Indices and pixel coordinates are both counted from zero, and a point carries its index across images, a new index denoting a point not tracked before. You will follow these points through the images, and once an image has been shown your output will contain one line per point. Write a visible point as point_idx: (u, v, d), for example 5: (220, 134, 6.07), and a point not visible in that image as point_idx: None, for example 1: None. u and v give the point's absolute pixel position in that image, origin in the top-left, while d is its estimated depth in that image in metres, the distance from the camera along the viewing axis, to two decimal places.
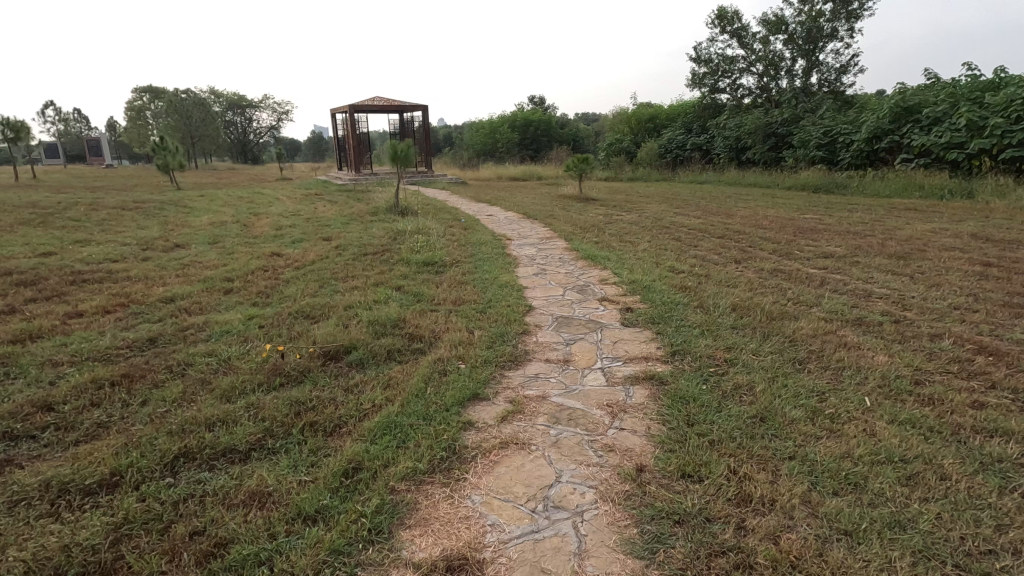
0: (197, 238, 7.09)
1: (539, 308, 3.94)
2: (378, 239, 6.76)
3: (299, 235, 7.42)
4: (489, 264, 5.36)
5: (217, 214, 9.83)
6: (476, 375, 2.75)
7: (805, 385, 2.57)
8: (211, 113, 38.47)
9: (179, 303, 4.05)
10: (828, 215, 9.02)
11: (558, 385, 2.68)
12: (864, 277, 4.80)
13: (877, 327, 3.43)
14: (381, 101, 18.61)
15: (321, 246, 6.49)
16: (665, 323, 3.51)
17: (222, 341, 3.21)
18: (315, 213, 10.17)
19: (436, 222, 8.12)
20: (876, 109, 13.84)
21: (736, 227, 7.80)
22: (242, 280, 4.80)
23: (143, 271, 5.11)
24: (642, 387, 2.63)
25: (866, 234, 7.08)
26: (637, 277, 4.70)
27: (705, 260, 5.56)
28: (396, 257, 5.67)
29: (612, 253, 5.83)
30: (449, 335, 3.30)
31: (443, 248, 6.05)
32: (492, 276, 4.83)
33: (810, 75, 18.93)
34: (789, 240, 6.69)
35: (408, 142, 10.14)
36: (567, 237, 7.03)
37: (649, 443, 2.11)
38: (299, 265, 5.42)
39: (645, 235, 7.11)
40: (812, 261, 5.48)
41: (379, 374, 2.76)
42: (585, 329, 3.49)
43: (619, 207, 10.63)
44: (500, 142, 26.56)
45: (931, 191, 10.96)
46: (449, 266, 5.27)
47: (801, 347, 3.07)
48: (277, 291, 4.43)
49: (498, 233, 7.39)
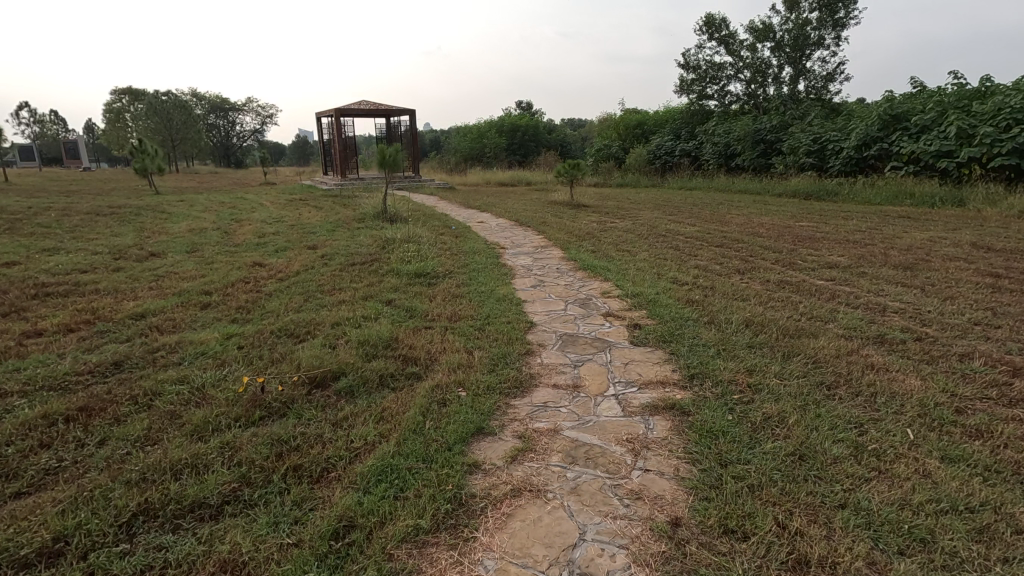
0: (174, 246, 6.74)
1: (541, 325, 3.69)
2: (366, 248, 6.47)
3: (283, 243, 7.10)
4: (484, 275, 5.10)
5: (197, 221, 9.46)
6: (479, 404, 2.48)
7: (841, 415, 2.34)
8: (193, 116, 37.81)
9: (150, 320, 3.72)
10: (823, 223, 8.91)
11: (569, 416, 2.42)
12: (874, 289, 4.63)
13: (901, 346, 3.24)
14: (368, 105, 18.31)
15: (306, 256, 6.17)
16: (678, 342, 3.27)
17: (195, 365, 2.91)
18: (300, 219, 9.84)
19: (426, 229, 7.84)
20: (865, 116, 13.87)
21: (733, 235, 7.64)
22: (220, 293, 4.49)
23: (114, 283, 4.77)
24: (663, 418, 2.39)
25: (865, 243, 6.96)
26: (641, 289, 4.48)
27: (708, 271, 5.36)
28: (386, 267, 5.38)
29: (611, 263, 5.61)
30: (446, 357, 3.04)
31: (435, 258, 5.77)
32: (488, 288, 4.58)
33: (797, 83, 19.00)
34: (789, 249, 6.53)
35: (396, 146, 9.87)
36: (562, 246, 6.80)
37: (681, 488, 1.87)
38: (282, 276, 5.12)
39: (642, 244, 6.90)
40: (817, 272, 5.31)
41: (371, 404, 2.49)
42: (592, 349, 3.25)
43: (612, 214, 10.44)
44: (488, 147, 26.35)
45: (922, 199, 10.95)
46: (442, 277, 5.00)
47: (827, 370, 2.85)
48: (259, 306, 4.12)
49: (491, 241, 7.14)
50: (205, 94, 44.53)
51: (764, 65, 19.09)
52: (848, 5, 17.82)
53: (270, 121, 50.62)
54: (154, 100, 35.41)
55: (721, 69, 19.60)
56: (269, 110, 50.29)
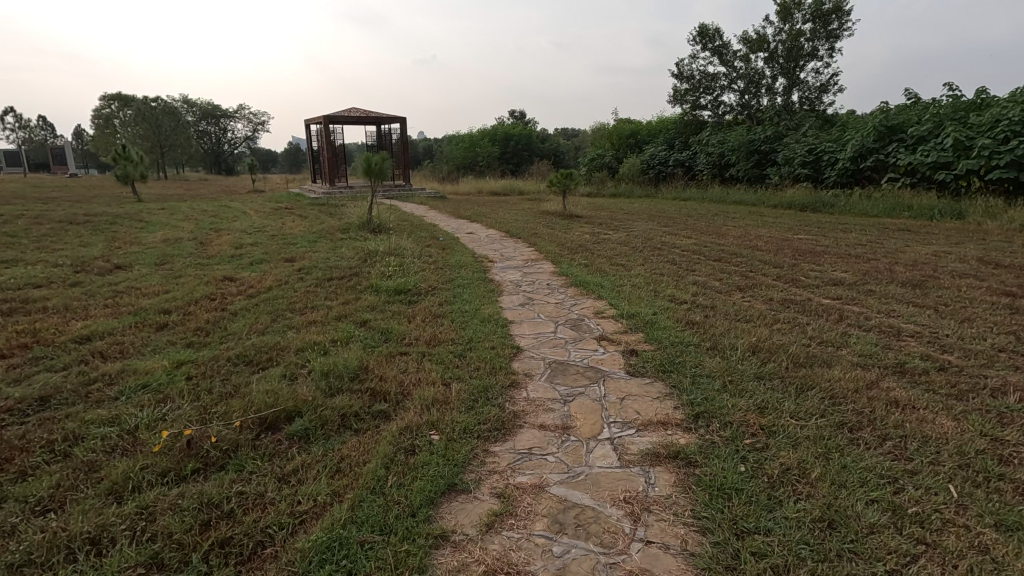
0: (143, 258, 6.36)
1: (528, 351, 3.36)
2: (347, 261, 6.14)
3: (260, 255, 6.73)
4: (470, 292, 4.76)
5: (174, 230, 9.07)
6: (452, 453, 2.14)
7: (871, 467, 2.03)
8: (183, 123, 37.40)
9: (95, 344, 3.36)
10: (823, 236, 8.67)
11: (558, 468, 2.08)
12: (884, 309, 4.35)
13: (924, 377, 2.94)
14: (358, 113, 18.00)
15: (283, 270, 5.82)
16: (679, 372, 2.95)
17: (132, 400, 2.56)
18: (282, 229, 9.47)
19: (412, 241, 7.50)
20: (860, 127, 13.74)
21: (732, 248, 7.34)
22: (181, 312, 4.13)
23: (66, 300, 4.39)
24: (665, 469, 2.07)
25: (868, 258, 6.70)
26: (637, 309, 4.17)
27: (707, 288, 5.06)
28: (365, 283, 5.05)
29: (605, 279, 5.31)
30: (421, 391, 2.70)
31: (418, 273, 5.43)
32: (473, 307, 4.25)
33: (791, 94, 18.92)
34: (791, 264, 6.25)
35: (383, 154, 9.55)
36: (553, 259, 6.48)
37: (690, 569, 1.55)
38: (252, 293, 4.76)
39: (637, 258, 6.59)
40: (822, 289, 5.03)
41: (328, 451, 2.14)
42: (585, 380, 2.92)
43: (606, 225, 10.14)
44: (481, 156, 26.11)
45: (920, 212, 10.75)
46: (424, 295, 4.66)
47: (848, 408, 2.54)
48: (221, 326, 3.77)
49: (480, 254, 6.82)
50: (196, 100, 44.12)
51: (758, 76, 19.00)
52: (841, 17, 17.80)
53: (262, 128, 50.25)
54: (144, 106, 34.96)
55: (715, 79, 19.50)
56: (260, 117, 49.91)
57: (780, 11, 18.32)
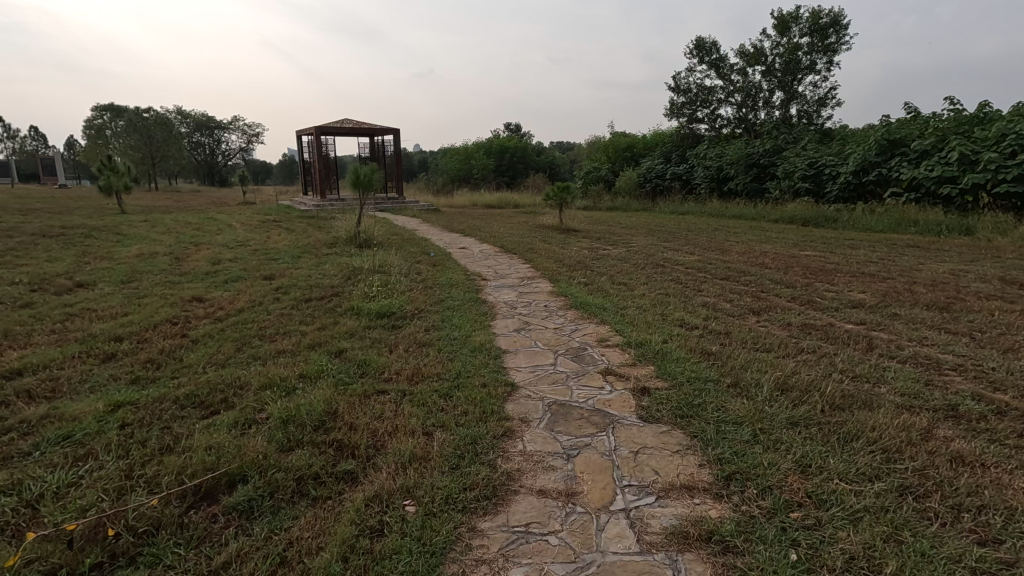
0: (110, 276, 5.91)
1: (524, 389, 2.93)
2: (329, 280, 5.71)
3: (237, 272, 6.29)
4: (460, 316, 4.34)
5: (150, 244, 8.60)
6: (431, 535, 1.71)
7: (959, 558, 1.61)
8: (175, 134, 37.03)
9: (24, 380, 2.91)
10: (830, 252, 8.34)
11: (564, 556, 1.65)
12: (915, 336, 3.97)
13: (983, 424, 2.53)
14: (350, 124, 17.65)
15: (259, 289, 5.37)
16: (701, 419, 2.53)
17: (46, 458, 2.11)
18: (266, 243, 9.03)
19: (400, 257, 7.10)
20: (862, 141, 13.51)
21: (738, 266, 6.97)
22: (135, 339, 3.69)
23: (9, 325, 3.94)
24: (696, 557, 1.64)
25: (884, 276, 6.34)
26: (645, 336, 3.76)
27: (718, 311, 4.67)
28: (346, 304, 4.62)
29: (607, 300, 4.90)
30: (396, 444, 2.26)
31: (406, 294, 5.01)
32: (463, 334, 3.83)
33: (789, 108, 18.76)
34: (804, 283, 5.89)
35: (372, 166, 9.15)
36: (551, 277, 6.07)
37: None
38: (220, 316, 4.32)
39: (639, 276, 6.20)
40: (843, 313, 4.65)
41: (275, 532, 1.71)
42: (591, 427, 2.50)
43: (604, 240, 9.76)
44: (476, 168, 25.83)
45: (927, 227, 10.44)
46: (409, 318, 4.24)
47: (908, 467, 2.12)
48: (177, 357, 3.33)
49: (472, 272, 6.42)
50: (190, 112, 43.84)
51: (755, 89, 18.85)
52: (839, 31, 17.71)
53: (256, 140, 49.97)
54: (135, 117, 34.53)
55: (712, 92, 19.32)
56: (255, 129, 49.64)
57: (777, 25, 18.23)
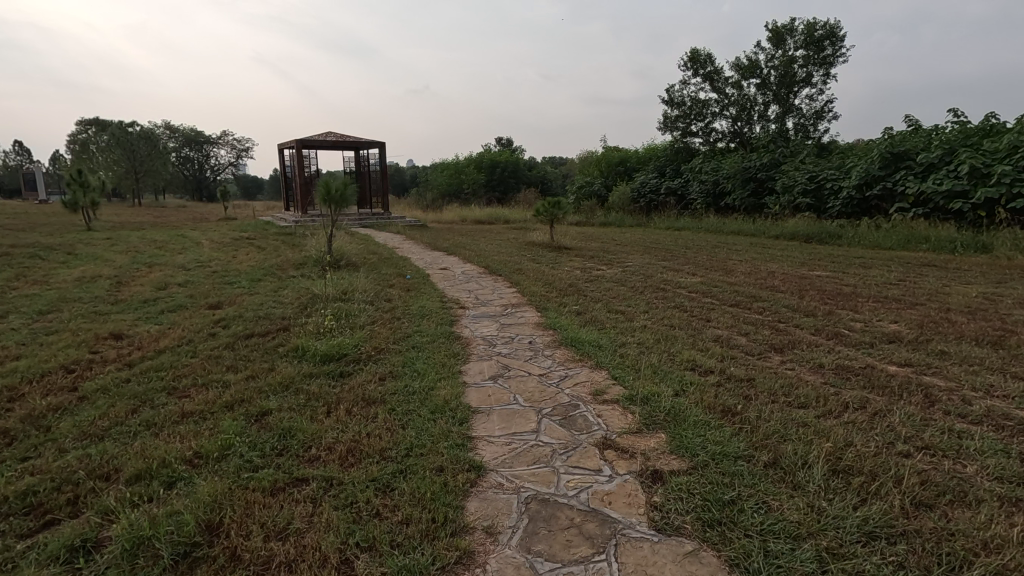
0: (29, 305, 5.12)
1: (494, 475, 2.19)
2: (283, 309, 4.96)
3: (180, 299, 5.51)
4: (425, 359, 3.58)
5: (98, 266, 7.79)
6: None
7: None
8: (160, 149, 36.24)
9: None
10: (843, 273, 7.68)
11: None
12: (979, 383, 3.25)
13: None
14: (333, 137, 16.98)
15: (195, 322, 4.59)
16: (738, 532, 1.80)
17: None
18: (228, 263, 8.23)
19: (371, 280, 6.35)
20: (864, 154, 12.96)
21: (747, 290, 6.26)
22: (5, 396, 2.91)
23: None
24: None
25: (911, 302, 5.65)
26: (651, 389, 3.03)
27: (735, 349, 3.95)
28: (291, 342, 3.87)
29: (603, 334, 4.17)
30: None
31: (366, 328, 4.24)
32: (425, 386, 3.07)
33: (785, 122, 18.29)
34: (825, 311, 5.19)
35: (346, 179, 8.42)
36: (537, 305, 5.33)
37: None
38: (131, 359, 3.55)
39: (638, 303, 5.49)
40: (880, 350, 3.94)
41: None
42: (584, 544, 1.75)
43: (597, 259, 9.02)
44: (465, 183, 25.17)
45: (939, 245, 9.83)
46: (363, 362, 3.50)
47: None
48: (42, 428, 2.56)
49: (449, 298, 5.68)
50: (178, 126, 43.16)
51: (750, 102, 18.40)
52: (835, 43, 17.33)
53: (246, 155, 49.24)
54: (119, 132, 33.76)
55: (706, 105, 18.84)
56: (245, 145, 48.98)
57: (771, 37, 17.84)
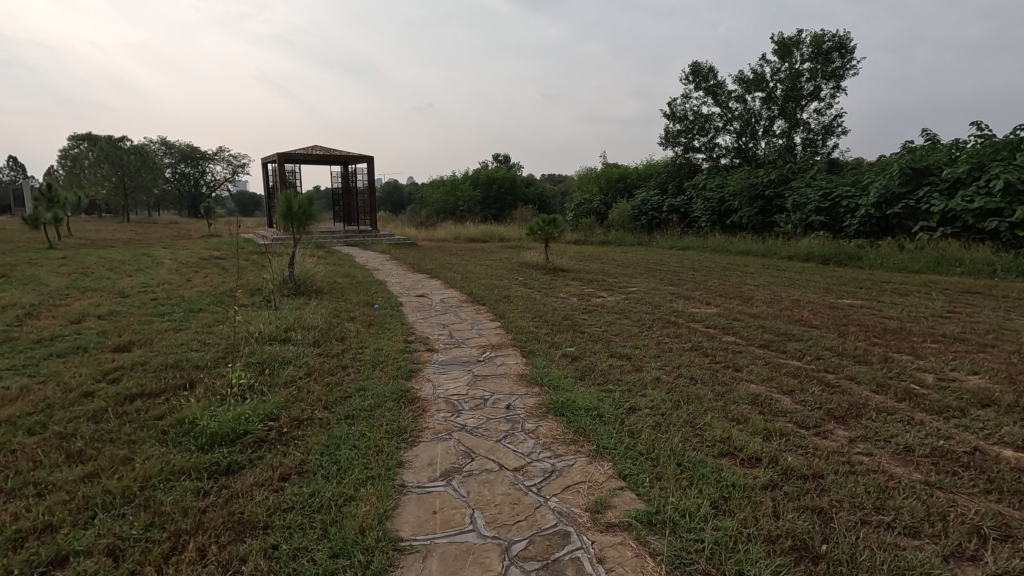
0: None
1: None
2: (202, 353, 3.94)
3: (82, 338, 4.48)
4: (357, 438, 2.56)
5: (21, 292, 6.75)
6: None
7: None
8: (153, 165, 35.46)
9: None
10: (878, 302, 6.69)
11: None
12: None
13: None
14: (319, 150, 16.09)
15: (78, 373, 3.57)
16: None
17: None
18: (177, 288, 7.21)
19: (327, 311, 5.34)
20: (882, 170, 12.08)
21: (775, 326, 5.25)
22: None
23: None
24: None
25: (979, 343, 4.63)
26: (682, 504, 2.00)
27: (783, 419, 2.94)
28: (180, 409, 2.85)
29: (604, 396, 3.15)
30: None
31: (292, 386, 3.22)
32: (339, 496, 2.04)
33: (792, 136, 17.48)
34: (880, 356, 4.17)
35: (311, 193, 7.44)
36: (523, 347, 4.33)
37: None
38: None
39: (647, 343, 4.48)
40: (979, 421, 2.91)
41: None
42: None
43: (597, 284, 8.03)
44: (461, 201, 24.30)
45: (974, 268, 8.87)
46: (265, 447, 2.47)
47: None
48: None
49: (417, 336, 4.68)
50: (174, 143, 42.49)
51: (755, 117, 17.61)
52: (844, 55, 16.55)
53: (242, 171, 48.50)
54: (110, 146, 32.90)
55: (708, 120, 18.04)
56: (241, 161, 48.20)
57: (777, 49, 17.10)
